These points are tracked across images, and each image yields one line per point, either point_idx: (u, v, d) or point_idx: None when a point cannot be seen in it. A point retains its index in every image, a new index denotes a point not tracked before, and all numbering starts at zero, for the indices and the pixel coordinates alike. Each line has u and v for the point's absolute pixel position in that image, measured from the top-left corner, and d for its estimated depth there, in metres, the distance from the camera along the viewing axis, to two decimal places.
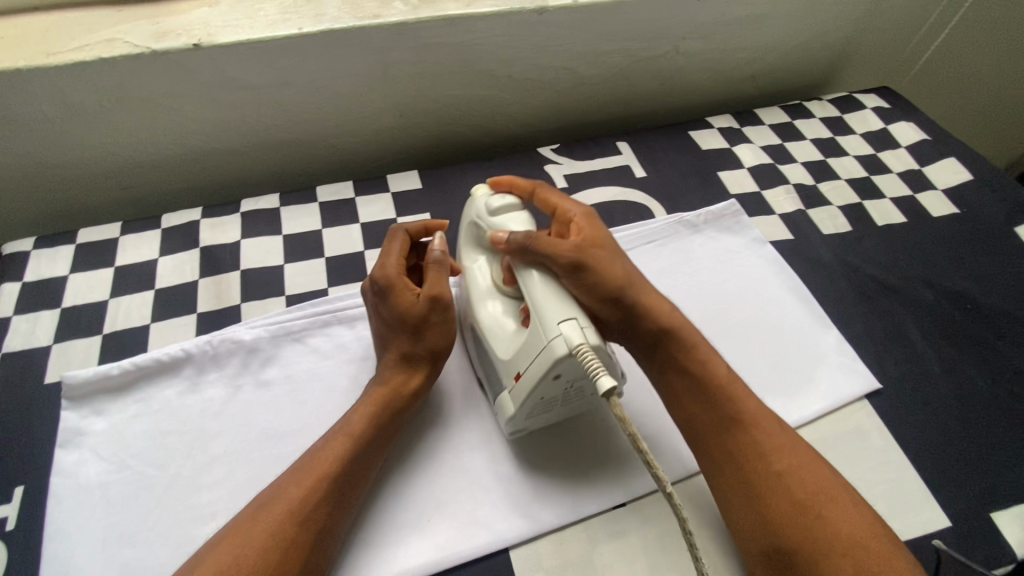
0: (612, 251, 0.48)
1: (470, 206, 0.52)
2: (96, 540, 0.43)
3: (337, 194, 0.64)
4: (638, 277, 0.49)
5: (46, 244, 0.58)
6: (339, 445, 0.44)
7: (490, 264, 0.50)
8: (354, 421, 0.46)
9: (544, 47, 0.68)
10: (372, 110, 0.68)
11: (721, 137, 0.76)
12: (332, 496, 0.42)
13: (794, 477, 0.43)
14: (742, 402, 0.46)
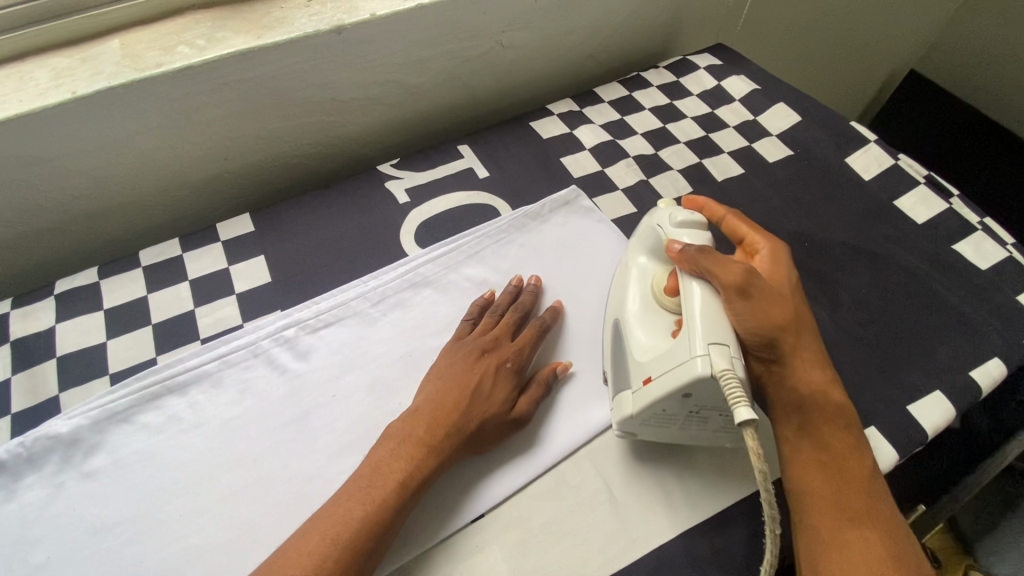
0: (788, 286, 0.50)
1: (652, 215, 0.56)
2: None
3: (163, 254, 0.61)
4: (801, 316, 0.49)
5: None
6: (384, 472, 0.44)
7: (656, 267, 0.53)
8: (432, 428, 0.46)
9: (358, 65, 0.67)
10: (191, 159, 0.65)
11: (561, 123, 0.76)
12: (397, 511, 0.43)
13: (860, 467, 0.45)
14: (849, 425, 0.46)
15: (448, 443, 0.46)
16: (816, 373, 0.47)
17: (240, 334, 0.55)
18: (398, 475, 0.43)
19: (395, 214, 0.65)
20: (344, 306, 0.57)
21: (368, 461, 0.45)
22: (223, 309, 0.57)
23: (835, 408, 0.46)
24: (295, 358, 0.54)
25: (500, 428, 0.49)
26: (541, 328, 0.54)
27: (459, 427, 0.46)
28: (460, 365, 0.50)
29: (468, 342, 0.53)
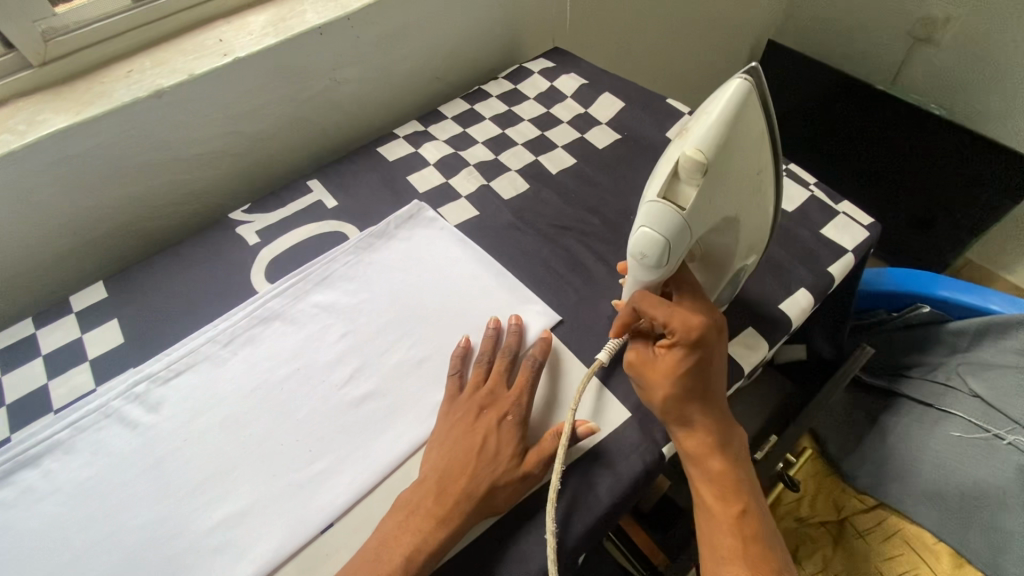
0: (682, 368, 0.46)
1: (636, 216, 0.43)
2: None
3: (17, 336, 0.63)
4: (685, 396, 0.46)
5: None
6: (392, 545, 0.44)
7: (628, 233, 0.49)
8: (434, 506, 0.46)
9: (190, 123, 0.70)
10: (37, 240, 0.67)
11: (407, 144, 0.81)
12: None
13: (735, 535, 0.44)
14: (736, 491, 0.45)
15: (457, 518, 0.45)
16: (694, 449, 0.46)
17: (92, 397, 0.56)
18: (405, 549, 0.44)
19: (247, 256, 0.68)
20: (194, 352, 0.59)
21: (377, 534, 0.46)
22: (76, 377, 0.59)
23: (714, 475, 0.46)
24: (146, 411, 0.56)
25: (513, 489, 0.47)
26: (535, 370, 0.54)
27: (465, 495, 0.46)
28: (461, 427, 0.50)
29: (462, 401, 0.53)
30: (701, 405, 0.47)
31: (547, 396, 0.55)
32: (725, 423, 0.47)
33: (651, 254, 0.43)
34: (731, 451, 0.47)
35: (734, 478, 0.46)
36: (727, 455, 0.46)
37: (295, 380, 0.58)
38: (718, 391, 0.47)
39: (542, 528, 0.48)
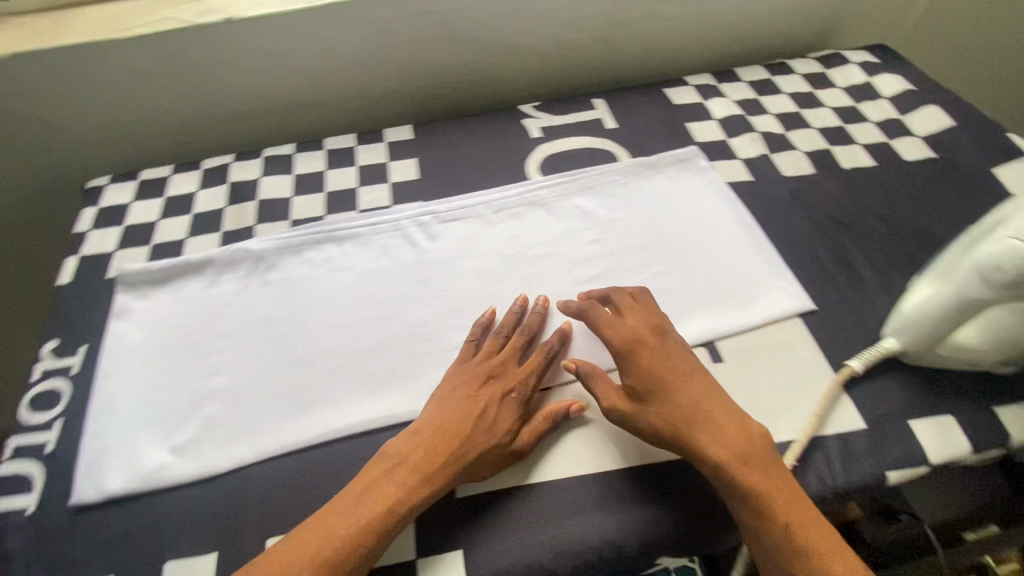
0: (654, 387, 0.48)
1: None
2: (126, 386, 0.54)
3: (342, 145, 0.76)
4: (652, 418, 0.47)
5: (119, 179, 0.73)
6: (323, 522, 0.43)
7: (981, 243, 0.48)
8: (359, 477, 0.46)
9: (523, 14, 0.77)
10: (374, 75, 0.79)
11: (695, 93, 0.81)
12: (377, 542, 0.43)
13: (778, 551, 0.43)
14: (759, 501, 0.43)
15: (410, 483, 0.45)
16: (713, 473, 0.45)
17: (389, 212, 0.68)
18: (387, 499, 0.44)
19: (528, 144, 0.74)
20: (471, 207, 0.68)
21: (361, 479, 0.46)
22: (378, 192, 0.71)
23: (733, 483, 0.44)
24: (425, 238, 0.65)
25: (499, 460, 0.48)
26: (547, 354, 0.53)
27: (392, 459, 0.47)
28: (461, 390, 0.50)
29: (471, 365, 0.52)
30: (690, 416, 0.47)
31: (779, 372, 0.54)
32: (721, 419, 0.47)
33: (1009, 269, 0.45)
34: (745, 450, 0.45)
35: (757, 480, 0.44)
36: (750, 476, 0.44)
37: (543, 263, 0.63)
38: (699, 401, 0.48)
39: None
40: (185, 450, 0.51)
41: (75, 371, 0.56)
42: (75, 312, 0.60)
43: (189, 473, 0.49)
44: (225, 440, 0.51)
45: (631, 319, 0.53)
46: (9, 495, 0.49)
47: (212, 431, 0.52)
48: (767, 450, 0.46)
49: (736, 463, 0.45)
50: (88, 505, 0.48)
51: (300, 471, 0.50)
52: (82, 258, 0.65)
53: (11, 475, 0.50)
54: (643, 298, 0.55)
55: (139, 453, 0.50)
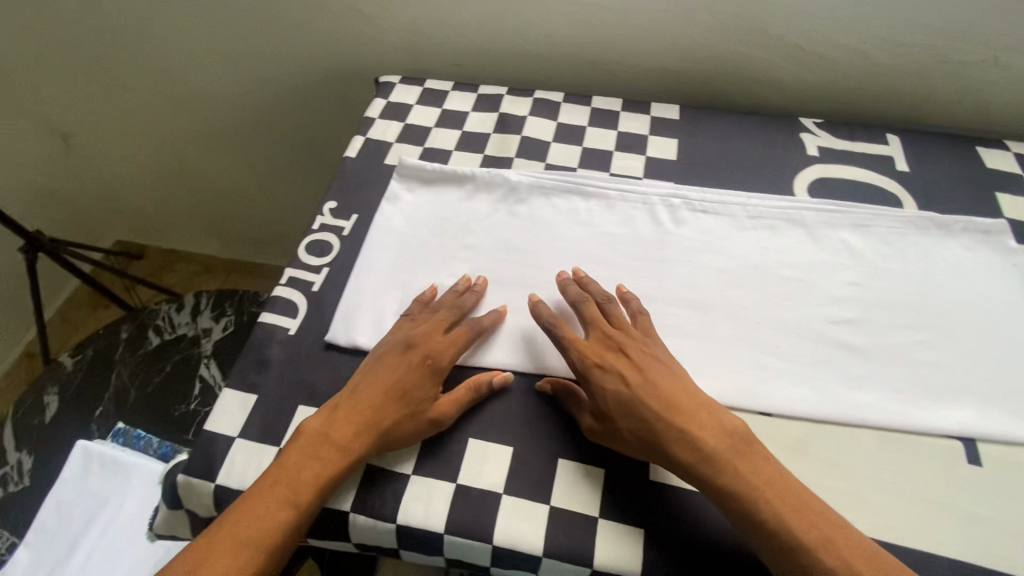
0: (633, 410, 0.47)
1: None
2: (383, 261, 0.60)
3: (607, 106, 0.77)
4: (629, 418, 0.47)
5: (408, 81, 0.81)
6: (295, 477, 0.45)
7: None
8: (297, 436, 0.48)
9: (845, 24, 0.70)
10: (660, 48, 0.78)
11: (1015, 162, 0.69)
12: (313, 504, 0.45)
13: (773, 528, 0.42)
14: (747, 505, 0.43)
15: (362, 440, 0.47)
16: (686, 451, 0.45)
17: (641, 185, 0.66)
18: (312, 469, 0.46)
19: (801, 161, 0.70)
20: (726, 205, 0.64)
21: (303, 440, 0.47)
22: (632, 162, 0.70)
23: (723, 490, 0.43)
24: (671, 221, 0.63)
25: (415, 430, 0.48)
26: (473, 333, 0.53)
27: (326, 418, 0.48)
28: (385, 358, 0.51)
29: (396, 337, 0.53)
30: (664, 430, 0.46)
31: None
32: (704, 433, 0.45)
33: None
34: (727, 454, 0.44)
35: (754, 486, 0.43)
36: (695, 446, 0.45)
37: (789, 288, 0.58)
38: (665, 408, 0.47)
39: None
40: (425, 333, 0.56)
41: (345, 233, 0.64)
42: (355, 183, 0.68)
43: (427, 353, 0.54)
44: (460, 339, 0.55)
45: (593, 338, 0.52)
46: (279, 313, 0.58)
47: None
48: (743, 446, 0.45)
49: (720, 463, 0.44)
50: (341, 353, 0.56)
51: (510, 391, 0.52)
52: (368, 140, 0.73)
53: (285, 298, 0.59)
54: (644, 315, 0.54)
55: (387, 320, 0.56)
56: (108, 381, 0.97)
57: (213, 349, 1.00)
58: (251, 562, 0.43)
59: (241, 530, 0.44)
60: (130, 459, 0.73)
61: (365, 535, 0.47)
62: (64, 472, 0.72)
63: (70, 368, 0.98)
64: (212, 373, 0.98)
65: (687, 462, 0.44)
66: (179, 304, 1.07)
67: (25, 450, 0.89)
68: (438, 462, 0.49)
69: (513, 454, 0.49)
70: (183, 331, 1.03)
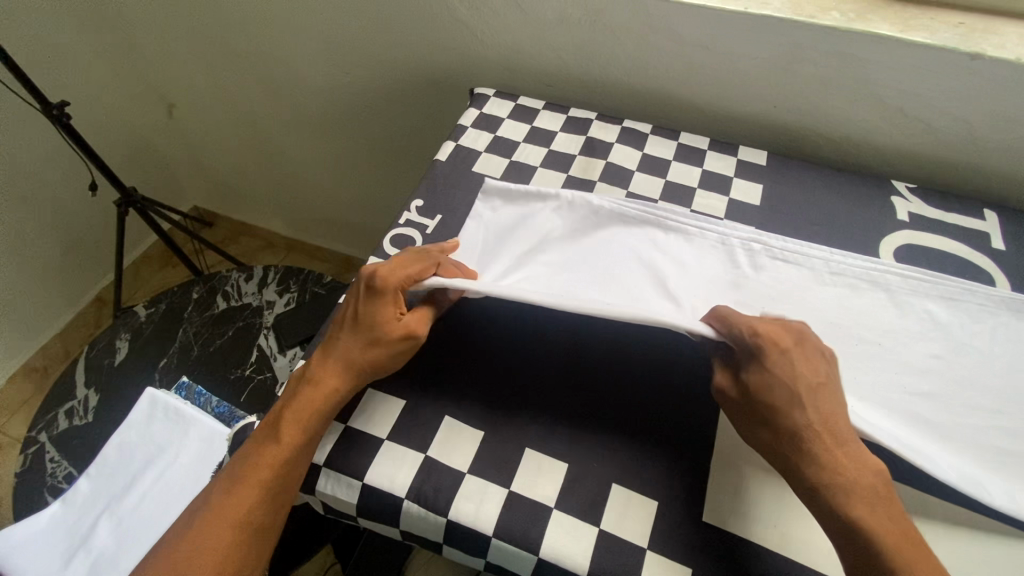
0: (795, 407, 0.45)
1: None
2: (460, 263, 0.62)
3: (694, 144, 0.77)
4: (785, 407, 0.46)
5: (502, 95, 0.84)
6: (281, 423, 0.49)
7: None
8: (295, 381, 0.52)
9: (955, 94, 0.69)
10: (755, 93, 0.78)
11: None
12: (300, 441, 0.48)
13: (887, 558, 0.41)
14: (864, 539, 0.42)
15: (336, 372, 0.50)
16: (828, 459, 0.44)
17: (722, 226, 0.66)
18: (293, 410, 0.49)
19: (888, 224, 0.68)
20: (806, 259, 0.63)
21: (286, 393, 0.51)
22: (714, 201, 0.71)
23: (850, 524, 0.42)
24: (749, 266, 0.63)
25: (389, 345, 0.51)
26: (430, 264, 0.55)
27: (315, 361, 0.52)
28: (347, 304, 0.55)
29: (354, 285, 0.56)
30: (805, 443, 0.45)
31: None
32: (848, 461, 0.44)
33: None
34: (866, 491, 0.43)
35: (887, 534, 0.42)
36: (845, 462, 0.44)
37: (867, 351, 0.57)
38: (819, 422, 0.45)
39: None
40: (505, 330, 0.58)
41: (428, 231, 0.66)
42: (442, 186, 0.71)
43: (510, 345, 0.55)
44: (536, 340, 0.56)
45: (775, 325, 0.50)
46: None
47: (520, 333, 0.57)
48: (883, 489, 0.43)
49: (845, 492, 0.43)
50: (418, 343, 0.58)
51: (571, 408, 0.53)
52: (458, 146, 0.76)
53: None
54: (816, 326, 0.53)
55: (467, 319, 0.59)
56: (175, 336, 1.03)
57: (273, 321, 1.05)
58: (254, 502, 0.47)
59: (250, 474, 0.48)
60: (191, 413, 0.76)
61: (414, 525, 0.49)
62: (131, 415, 0.76)
63: (143, 318, 1.05)
64: (269, 343, 1.02)
65: (815, 483, 0.44)
66: (249, 274, 1.12)
67: (93, 387, 0.96)
68: (494, 465, 0.49)
69: (568, 471, 0.49)
70: (248, 300, 1.08)
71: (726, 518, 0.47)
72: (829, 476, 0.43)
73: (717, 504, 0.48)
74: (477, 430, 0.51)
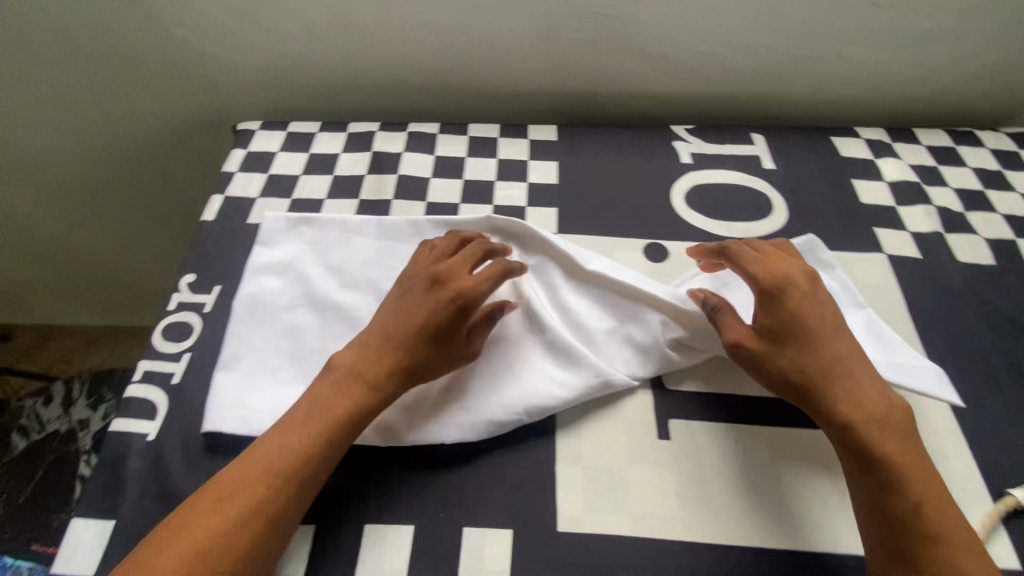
0: (806, 342, 0.48)
1: None
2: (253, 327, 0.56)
3: (485, 133, 0.74)
4: (803, 353, 0.48)
5: (268, 127, 0.75)
6: (266, 459, 0.43)
7: None
8: (301, 410, 0.47)
9: (700, 32, 0.72)
10: (530, 67, 0.76)
11: (866, 148, 0.74)
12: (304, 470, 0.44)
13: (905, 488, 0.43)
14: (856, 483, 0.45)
15: (342, 398, 0.47)
16: (821, 373, 0.47)
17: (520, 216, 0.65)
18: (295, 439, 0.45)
19: (676, 170, 0.71)
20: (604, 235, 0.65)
21: (279, 430, 0.45)
22: (515, 190, 0.69)
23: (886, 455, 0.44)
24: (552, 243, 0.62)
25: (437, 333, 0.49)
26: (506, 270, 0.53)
27: (334, 387, 0.48)
28: (408, 297, 0.52)
29: (422, 274, 0.53)
30: (830, 375, 0.47)
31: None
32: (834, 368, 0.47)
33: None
34: (884, 413, 0.46)
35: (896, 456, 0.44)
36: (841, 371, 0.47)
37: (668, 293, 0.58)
38: (839, 345, 0.48)
39: None
40: None
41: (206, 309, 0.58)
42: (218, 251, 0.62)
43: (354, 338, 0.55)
44: None
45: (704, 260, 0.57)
46: (134, 416, 0.52)
47: None
48: (892, 410, 0.46)
49: (849, 416, 0.46)
50: (249, 387, 0.52)
51: (402, 461, 0.49)
52: (228, 198, 0.67)
53: (141, 397, 0.53)
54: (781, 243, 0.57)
55: (297, 315, 0.57)
56: None
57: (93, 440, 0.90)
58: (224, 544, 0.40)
59: (228, 509, 0.41)
60: None
61: None
62: None
63: None
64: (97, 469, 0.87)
65: (842, 392, 0.46)
66: (47, 398, 0.96)
67: None
68: (330, 553, 0.45)
69: (416, 530, 0.46)
70: (53, 427, 0.92)
71: (579, 520, 0.46)
72: (852, 407, 0.46)
73: (570, 509, 0.47)
74: (303, 524, 0.46)
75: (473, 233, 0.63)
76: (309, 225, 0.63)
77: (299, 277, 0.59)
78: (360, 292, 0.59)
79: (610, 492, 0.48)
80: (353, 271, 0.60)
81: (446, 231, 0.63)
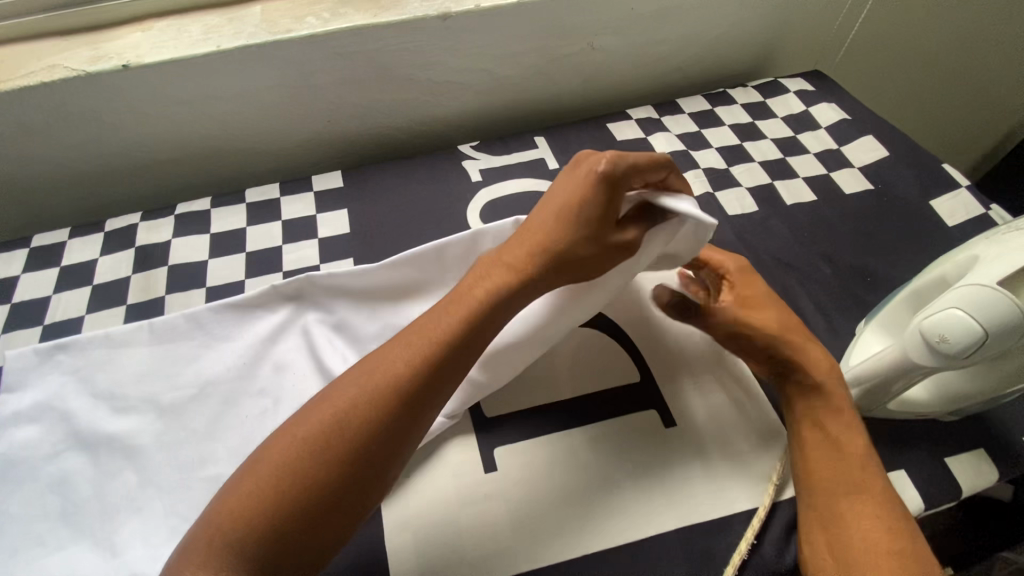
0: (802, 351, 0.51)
1: (987, 301, 0.37)
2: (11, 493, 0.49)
3: (264, 196, 0.70)
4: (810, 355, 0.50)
5: (5, 248, 0.65)
6: (256, 477, 0.38)
7: (928, 325, 0.39)
8: (320, 416, 0.40)
9: (455, 50, 0.72)
10: (298, 117, 0.73)
11: (638, 127, 0.78)
12: (301, 510, 0.37)
13: (853, 470, 0.45)
14: (799, 448, 0.48)
15: (374, 402, 0.40)
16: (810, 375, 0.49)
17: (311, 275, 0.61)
18: (288, 458, 0.38)
19: (467, 190, 0.71)
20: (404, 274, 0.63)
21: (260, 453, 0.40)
22: (305, 250, 0.65)
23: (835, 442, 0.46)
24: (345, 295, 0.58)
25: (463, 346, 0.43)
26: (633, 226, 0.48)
27: (375, 389, 0.40)
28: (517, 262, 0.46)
29: (584, 217, 0.45)
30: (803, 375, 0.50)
31: (729, 462, 0.50)
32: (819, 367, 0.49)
33: (958, 340, 0.38)
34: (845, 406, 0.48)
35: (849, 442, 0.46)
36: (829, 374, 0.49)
37: None
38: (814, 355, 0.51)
39: (693, 557, 0.47)
40: (154, 551, 0.47)
41: None
42: None
43: (136, 470, 0.50)
44: (196, 438, 0.52)
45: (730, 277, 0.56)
46: None
47: (115, 529, 0.48)
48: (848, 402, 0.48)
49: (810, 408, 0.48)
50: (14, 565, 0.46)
51: None
52: None
53: None
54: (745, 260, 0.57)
55: (66, 463, 0.50)
56: None
57: None
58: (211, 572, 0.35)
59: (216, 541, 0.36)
60: None
61: None
62: None
63: None
64: None
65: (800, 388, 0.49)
66: None
67: None
68: None
69: None
70: None
71: None
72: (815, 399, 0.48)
73: None
74: None
75: (262, 309, 0.58)
76: (65, 352, 0.55)
77: (61, 416, 0.52)
78: (139, 413, 0.53)
79: (431, 554, 0.45)
80: (128, 391, 0.54)
81: (229, 313, 0.57)
